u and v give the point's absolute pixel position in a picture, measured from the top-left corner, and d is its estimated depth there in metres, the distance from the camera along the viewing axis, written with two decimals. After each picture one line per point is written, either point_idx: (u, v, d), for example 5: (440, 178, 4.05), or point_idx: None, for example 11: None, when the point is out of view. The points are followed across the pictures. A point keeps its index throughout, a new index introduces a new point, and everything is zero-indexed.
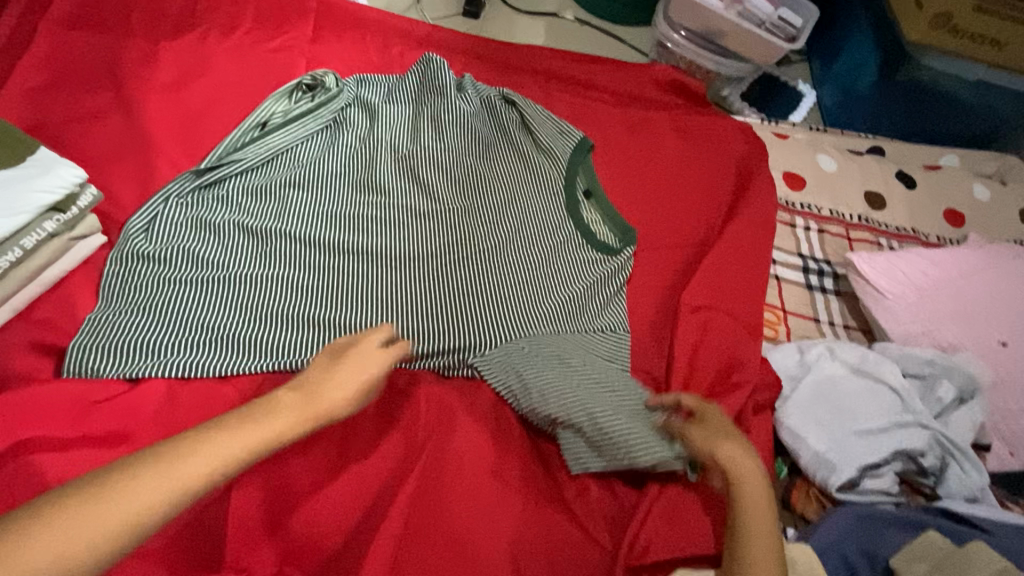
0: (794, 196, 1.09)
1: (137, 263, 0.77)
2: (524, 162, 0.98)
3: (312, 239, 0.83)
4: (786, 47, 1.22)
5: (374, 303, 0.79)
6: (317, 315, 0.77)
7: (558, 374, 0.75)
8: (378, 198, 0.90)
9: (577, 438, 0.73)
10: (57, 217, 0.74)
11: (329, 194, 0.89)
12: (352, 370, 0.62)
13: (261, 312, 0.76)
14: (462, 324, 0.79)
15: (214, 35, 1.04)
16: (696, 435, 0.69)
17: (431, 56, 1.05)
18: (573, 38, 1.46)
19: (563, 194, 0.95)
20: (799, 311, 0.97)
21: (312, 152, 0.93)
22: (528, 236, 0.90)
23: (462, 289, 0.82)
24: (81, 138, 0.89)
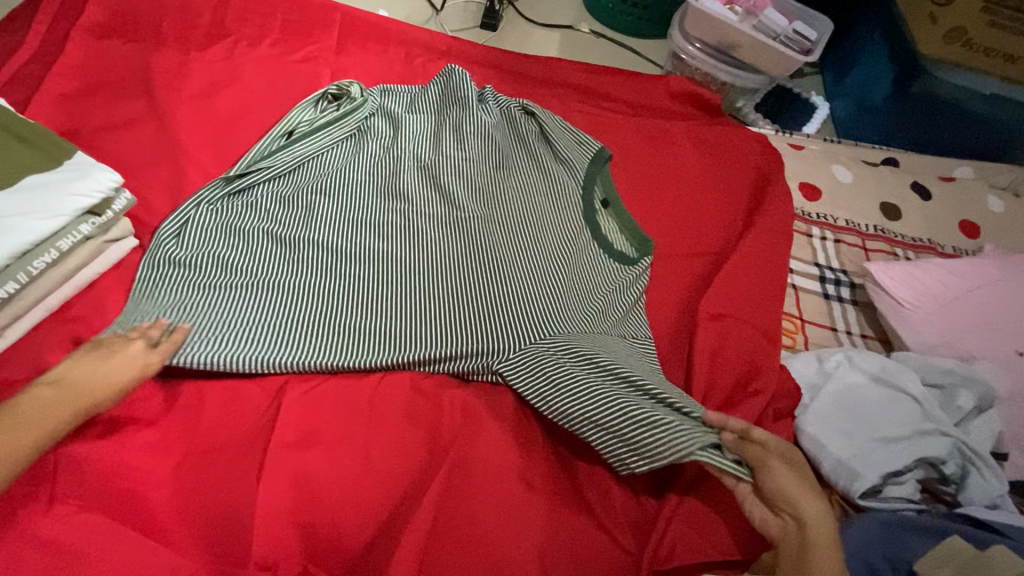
0: (810, 206, 1.10)
1: (170, 268, 0.79)
2: (543, 173, 0.99)
3: (339, 248, 0.85)
4: (801, 60, 1.22)
5: (398, 309, 0.80)
6: (344, 321, 0.78)
7: (587, 375, 0.73)
8: (402, 207, 0.91)
9: (615, 441, 0.70)
10: (93, 220, 0.76)
11: (354, 203, 0.90)
12: (118, 366, 0.66)
13: (291, 316, 0.77)
14: (487, 328, 0.79)
15: (242, 45, 1.07)
16: (777, 475, 0.64)
17: (452, 67, 1.07)
18: (589, 50, 1.48)
19: (580, 202, 0.97)
20: (817, 321, 0.97)
21: (336, 161, 0.94)
22: (548, 244, 0.91)
23: (486, 292, 0.83)
24: (113, 144, 0.92)
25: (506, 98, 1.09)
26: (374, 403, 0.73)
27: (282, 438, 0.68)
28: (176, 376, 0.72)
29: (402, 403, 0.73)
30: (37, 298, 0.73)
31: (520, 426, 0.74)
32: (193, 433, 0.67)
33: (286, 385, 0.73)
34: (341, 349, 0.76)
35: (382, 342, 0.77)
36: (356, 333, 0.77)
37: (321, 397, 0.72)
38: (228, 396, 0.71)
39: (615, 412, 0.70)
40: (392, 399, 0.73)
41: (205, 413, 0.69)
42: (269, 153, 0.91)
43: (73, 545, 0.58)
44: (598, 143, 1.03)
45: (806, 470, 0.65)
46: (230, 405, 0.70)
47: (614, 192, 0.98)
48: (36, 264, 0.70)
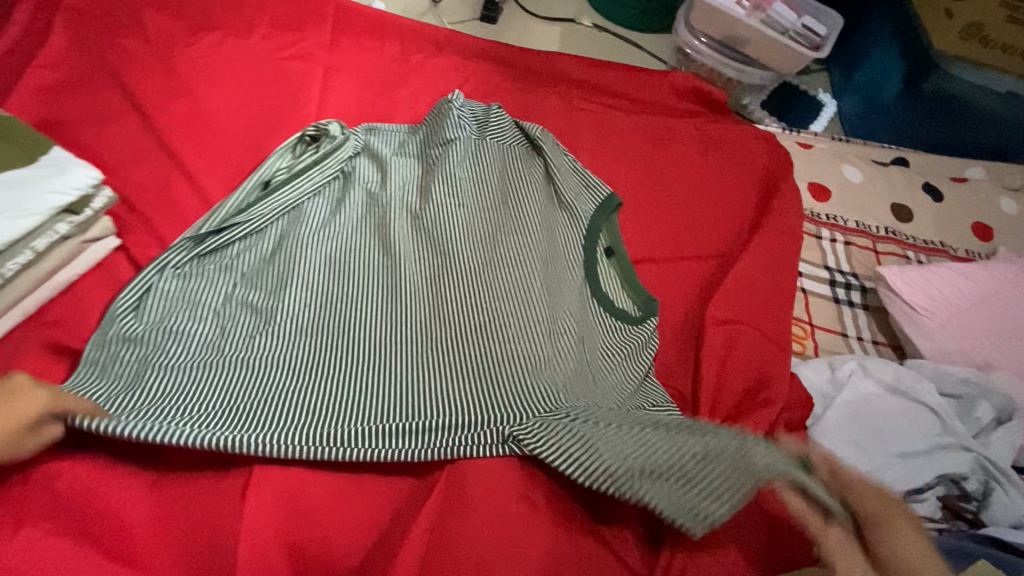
0: (819, 207, 1.06)
1: (124, 347, 0.69)
2: (546, 216, 0.91)
3: (320, 315, 0.77)
4: (811, 55, 1.19)
5: (389, 376, 0.71)
6: (327, 395, 0.68)
7: (624, 431, 0.65)
8: (390, 263, 0.83)
9: (687, 492, 0.60)
10: (70, 219, 0.72)
11: (337, 259, 0.83)
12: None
13: (268, 388, 0.68)
14: (494, 393, 0.69)
15: (231, 37, 1.03)
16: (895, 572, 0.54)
17: (453, 97, 0.97)
18: (591, 44, 1.45)
19: (583, 253, 0.89)
20: (826, 326, 0.94)
21: (319, 213, 0.88)
22: (556, 294, 0.82)
23: (490, 353, 0.74)
24: (94, 138, 0.87)
25: (510, 122, 1.01)
26: None
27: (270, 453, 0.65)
28: None
29: None
30: (11, 302, 0.69)
31: None
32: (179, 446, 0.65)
33: None
34: (324, 424, 0.65)
35: (372, 415, 0.67)
36: (345, 400, 0.68)
37: None
38: None
39: (677, 455, 0.61)
40: None
41: None
42: (244, 207, 0.84)
43: (44, 568, 0.55)
44: (607, 189, 0.96)
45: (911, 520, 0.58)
46: None
47: (619, 239, 0.92)
48: (10, 265, 0.66)
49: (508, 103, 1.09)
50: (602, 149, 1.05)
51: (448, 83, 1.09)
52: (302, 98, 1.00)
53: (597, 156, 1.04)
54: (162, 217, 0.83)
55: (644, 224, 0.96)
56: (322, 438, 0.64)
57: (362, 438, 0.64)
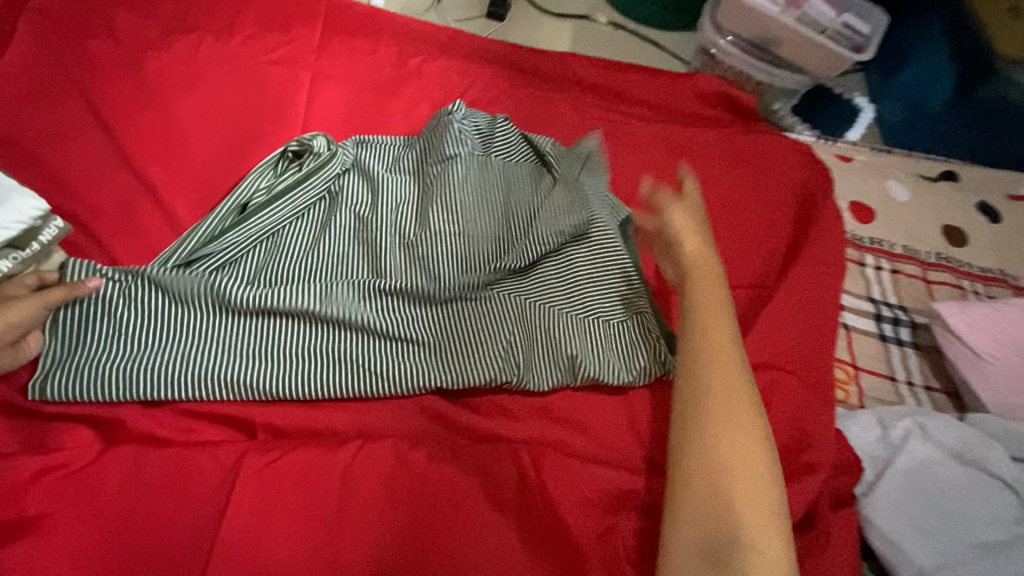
0: (863, 230, 0.96)
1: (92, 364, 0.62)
2: (550, 200, 0.81)
3: (315, 276, 0.73)
4: (851, 58, 1.07)
5: (399, 309, 0.70)
6: (342, 342, 0.68)
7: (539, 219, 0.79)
8: (376, 258, 0.75)
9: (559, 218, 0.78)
10: (13, 255, 0.63)
11: (322, 259, 0.75)
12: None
13: (258, 347, 0.66)
14: (485, 329, 0.70)
15: (211, 40, 0.93)
16: (693, 275, 0.71)
17: (453, 108, 0.87)
18: (606, 43, 1.33)
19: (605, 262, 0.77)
20: (872, 368, 0.84)
21: (302, 234, 0.77)
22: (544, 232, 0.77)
23: (481, 309, 0.72)
24: (51, 154, 0.78)
25: (518, 137, 0.91)
26: (347, 484, 0.62)
27: (234, 531, 0.57)
28: (113, 444, 0.61)
29: (381, 479, 0.62)
30: None
31: (524, 510, 0.63)
32: (131, 521, 0.57)
33: (244, 459, 0.62)
34: (349, 365, 0.67)
35: (397, 360, 0.68)
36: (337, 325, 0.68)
37: (283, 473, 0.62)
38: (175, 473, 0.60)
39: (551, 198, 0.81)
40: (369, 477, 0.62)
41: (143, 500, 0.58)
42: (218, 234, 0.74)
43: None
44: (624, 209, 0.86)
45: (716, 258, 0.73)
46: (175, 485, 0.59)
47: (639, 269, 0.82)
48: None
49: (515, 110, 0.98)
50: (620, 163, 0.94)
51: (450, 88, 0.99)
52: (287, 108, 0.90)
53: (614, 171, 0.93)
54: (125, 244, 0.74)
55: None
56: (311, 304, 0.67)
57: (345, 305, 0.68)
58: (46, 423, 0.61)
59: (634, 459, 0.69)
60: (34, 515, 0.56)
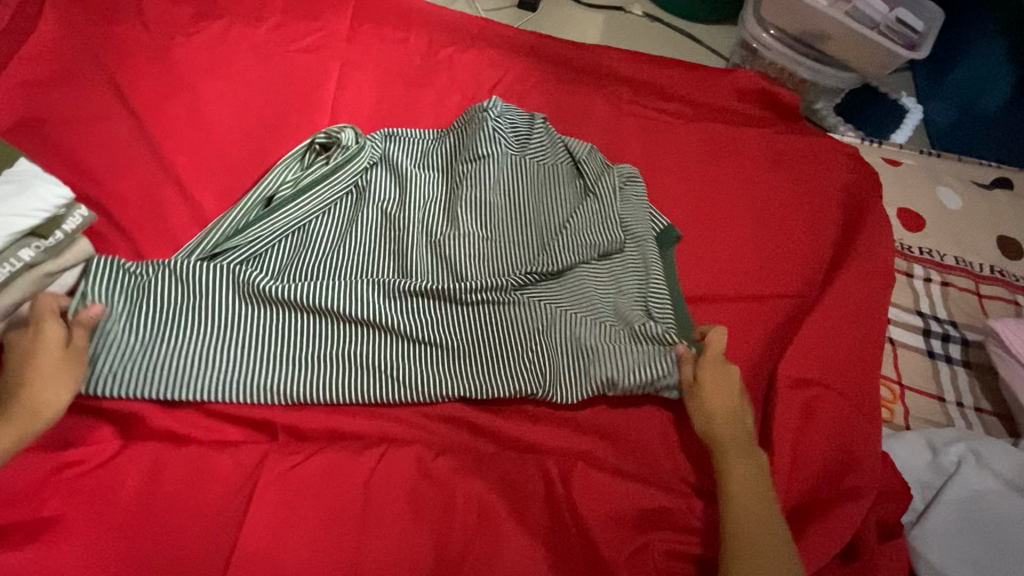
0: (911, 238, 0.91)
1: (112, 357, 0.60)
2: (582, 208, 0.78)
3: (341, 275, 0.71)
4: (906, 54, 1.01)
5: (428, 313, 0.67)
6: (367, 347, 0.65)
7: (571, 229, 0.76)
8: (402, 259, 0.73)
9: (592, 229, 0.76)
10: (36, 243, 0.60)
11: (346, 256, 0.72)
12: (56, 373, 0.54)
13: (276, 350, 0.64)
14: (511, 339, 0.67)
15: (239, 27, 0.91)
16: (725, 449, 0.62)
17: (488, 106, 0.83)
18: (641, 36, 1.29)
19: (636, 280, 0.75)
20: (919, 386, 0.79)
21: (327, 230, 0.74)
22: (575, 242, 0.75)
23: (509, 317, 0.68)
24: (77, 140, 0.76)
25: (556, 139, 0.87)
26: (370, 493, 0.59)
27: (254, 538, 0.56)
28: (133, 443, 0.59)
29: (404, 489, 0.60)
30: None
31: (552, 528, 0.60)
32: (150, 524, 0.55)
33: (264, 462, 0.60)
34: (365, 369, 0.64)
35: (423, 367, 0.65)
36: (357, 330, 0.66)
37: (304, 478, 0.60)
38: (194, 474, 0.59)
39: (584, 209, 0.78)
40: (392, 484, 0.60)
41: (163, 501, 0.57)
42: (242, 227, 0.71)
43: None
44: (667, 219, 0.82)
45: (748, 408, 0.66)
46: (194, 486, 0.58)
47: (675, 280, 0.77)
48: None
49: (548, 104, 0.95)
50: (656, 162, 0.90)
51: (480, 81, 0.96)
52: (314, 97, 0.88)
53: (650, 171, 0.89)
54: (149, 234, 0.73)
55: (704, 256, 0.82)
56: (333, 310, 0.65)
57: (368, 311, 0.65)
58: (68, 418, 0.60)
59: (666, 476, 0.66)
60: (52, 514, 0.55)
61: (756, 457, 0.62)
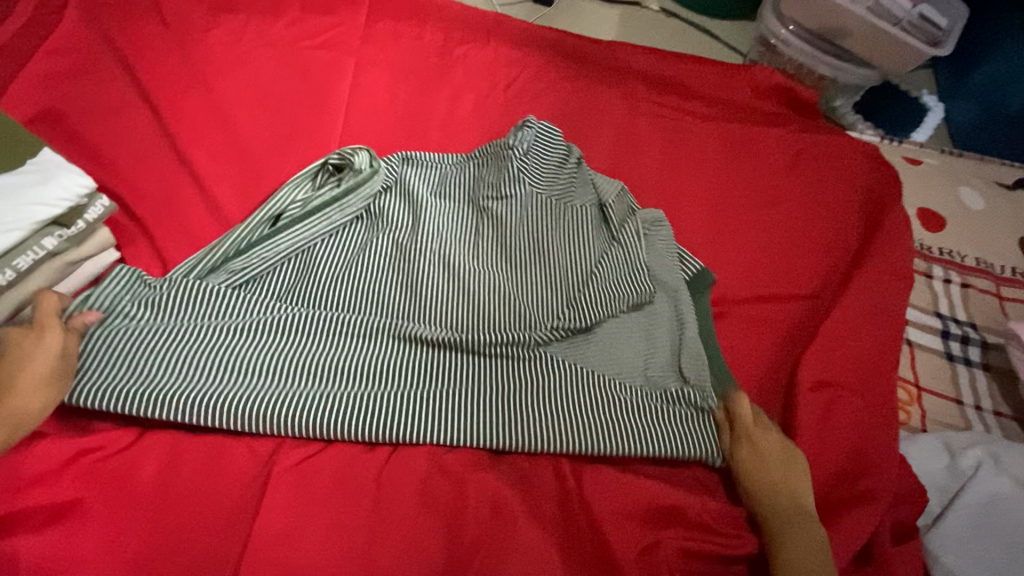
0: (931, 239, 0.90)
1: (101, 368, 0.60)
2: (599, 253, 0.77)
3: (347, 306, 0.70)
4: (928, 52, 0.99)
5: (432, 352, 0.67)
6: (363, 383, 0.64)
7: (587, 275, 0.75)
8: (408, 290, 0.72)
9: (612, 275, 0.74)
10: (59, 233, 0.62)
11: (350, 283, 0.72)
12: (49, 377, 0.56)
13: (271, 379, 0.63)
14: (514, 382, 0.66)
15: (256, 22, 0.92)
16: (776, 524, 0.60)
17: (512, 144, 0.83)
18: (657, 32, 1.28)
19: (656, 328, 0.73)
20: (937, 389, 0.78)
21: (334, 256, 0.74)
22: (589, 288, 0.73)
23: (512, 360, 0.68)
24: (97, 132, 0.77)
25: (586, 179, 0.84)
26: (382, 486, 0.60)
27: (269, 527, 0.57)
28: (149, 433, 0.60)
29: (416, 484, 0.60)
30: None
31: (563, 525, 0.60)
32: (166, 511, 0.56)
33: (279, 454, 0.61)
34: (357, 403, 0.62)
35: (416, 403, 0.63)
36: (356, 366, 0.65)
37: (319, 469, 0.60)
38: (210, 462, 0.59)
39: (602, 253, 0.77)
40: (404, 478, 0.60)
41: (179, 488, 0.57)
42: (248, 245, 0.71)
43: None
44: (701, 262, 0.79)
45: (796, 468, 0.63)
46: (210, 475, 0.59)
47: (711, 334, 0.75)
48: None
49: (563, 101, 0.94)
50: (671, 161, 0.89)
51: (495, 77, 0.95)
52: (330, 92, 0.88)
53: (665, 169, 0.88)
54: (167, 226, 0.73)
55: (719, 256, 0.82)
56: (337, 352, 0.66)
57: (370, 353, 0.66)
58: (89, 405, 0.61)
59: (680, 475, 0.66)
60: (71, 500, 0.56)
61: (814, 531, 0.59)
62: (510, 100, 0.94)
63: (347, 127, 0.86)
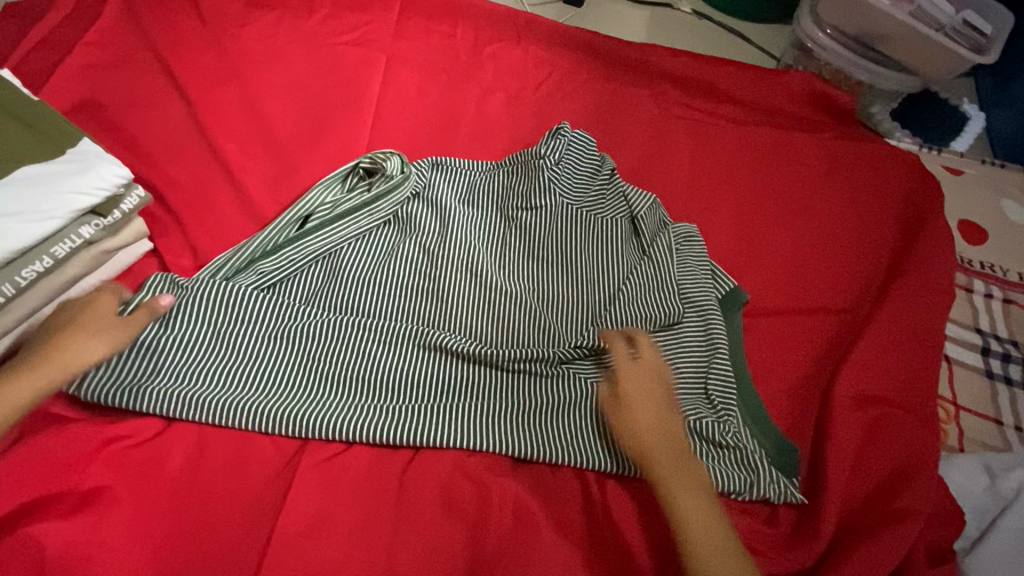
0: (972, 253, 0.88)
1: (132, 368, 0.61)
2: (628, 270, 0.75)
3: (374, 312, 0.69)
4: (974, 59, 0.96)
5: (457, 363, 0.67)
6: (386, 393, 0.64)
7: (615, 291, 0.74)
8: (433, 298, 0.71)
9: (641, 293, 0.73)
10: (96, 221, 0.63)
11: (376, 289, 0.71)
12: (90, 330, 0.55)
13: (296, 386, 0.63)
14: (537, 397, 0.65)
15: (290, 18, 0.92)
16: (661, 461, 0.55)
17: (544, 152, 0.81)
18: (688, 34, 1.26)
19: (687, 347, 0.71)
20: (974, 407, 0.76)
21: (360, 260, 0.73)
22: (616, 305, 0.72)
23: (536, 372, 0.66)
24: (133, 125, 0.78)
25: (617, 191, 0.82)
26: (405, 484, 0.60)
27: (293, 524, 0.57)
28: (177, 421, 0.61)
29: (439, 485, 0.60)
30: (26, 316, 0.60)
31: (587, 532, 0.59)
32: (191, 505, 0.56)
33: (303, 452, 0.61)
34: (379, 413, 0.62)
35: (438, 415, 0.63)
36: (379, 375, 0.65)
37: (343, 469, 0.60)
38: (236, 457, 0.60)
39: (631, 269, 0.75)
40: (427, 480, 0.60)
41: (206, 481, 0.58)
42: (276, 247, 0.71)
43: None
44: (733, 281, 0.78)
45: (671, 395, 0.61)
46: (236, 470, 0.59)
47: (741, 359, 0.72)
48: (24, 273, 0.57)
49: (594, 103, 0.93)
50: (703, 166, 0.88)
51: (526, 78, 0.95)
52: (360, 90, 0.88)
53: (696, 174, 0.87)
54: (199, 219, 0.74)
55: (750, 265, 0.80)
56: (361, 361, 0.65)
57: (393, 363, 0.66)
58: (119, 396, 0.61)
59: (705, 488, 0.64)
60: (98, 485, 0.56)
61: (694, 464, 0.56)
62: (540, 101, 0.93)
63: (377, 124, 0.86)
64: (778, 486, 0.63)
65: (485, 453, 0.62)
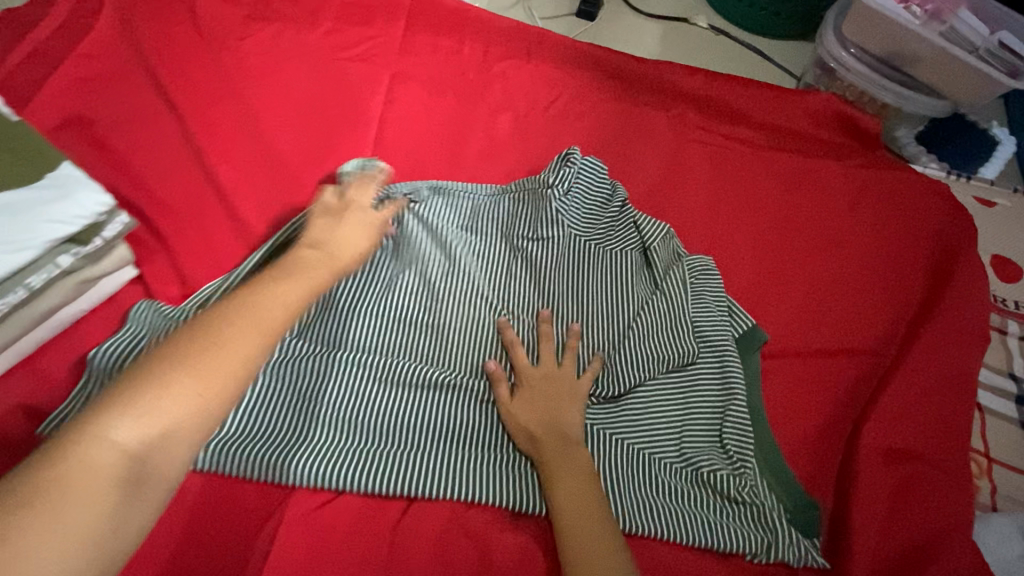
0: (1006, 292, 0.83)
1: None
2: (640, 306, 0.71)
3: (368, 347, 0.65)
4: (1009, 82, 0.90)
5: (455, 406, 0.62)
6: (378, 438, 0.60)
7: (624, 330, 0.69)
8: (431, 333, 0.67)
9: (652, 333, 0.69)
10: (75, 250, 0.59)
11: (371, 322, 0.67)
12: (357, 232, 0.62)
13: (283, 427, 0.60)
14: None
15: (290, 32, 0.88)
16: (548, 455, 0.57)
17: (552, 178, 0.77)
18: (704, 51, 1.21)
19: (702, 390, 0.67)
20: (1009, 462, 0.71)
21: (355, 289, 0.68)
22: (626, 346, 0.68)
23: None
24: (123, 144, 0.75)
25: (630, 220, 0.78)
26: (397, 540, 0.56)
27: None
28: None
29: (434, 541, 0.56)
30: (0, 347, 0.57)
31: None
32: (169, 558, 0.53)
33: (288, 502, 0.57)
34: (370, 461, 0.58)
35: (432, 465, 0.59)
36: (371, 418, 0.61)
37: (330, 521, 0.56)
38: (217, 506, 0.56)
39: (642, 305, 0.71)
40: (421, 536, 0.56)
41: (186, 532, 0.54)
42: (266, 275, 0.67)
43: None
44: (751, 318, 0.73)
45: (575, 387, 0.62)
46: (217, 521, 0.55)
47: (759, 406, 0.67)
48: None
49: (606, 125, 0.89)
50: (722, 193, 0.83)
51: (536, 97, 0.90)
52: (362, 109, 0.84)
53: (713, 202, 0.83)
54: (189, 245, 0.71)
55: (770, 302, 0.75)
56: (352, 401, 0.61)
57: (387, 405, 0.62)
58: None
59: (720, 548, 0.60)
60: None
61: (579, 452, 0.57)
62: (550, 122, 0.89)
63: (379, 145, 0.83)
64: (797, 549, 0.59)
65: (483, 505, 0.58)
